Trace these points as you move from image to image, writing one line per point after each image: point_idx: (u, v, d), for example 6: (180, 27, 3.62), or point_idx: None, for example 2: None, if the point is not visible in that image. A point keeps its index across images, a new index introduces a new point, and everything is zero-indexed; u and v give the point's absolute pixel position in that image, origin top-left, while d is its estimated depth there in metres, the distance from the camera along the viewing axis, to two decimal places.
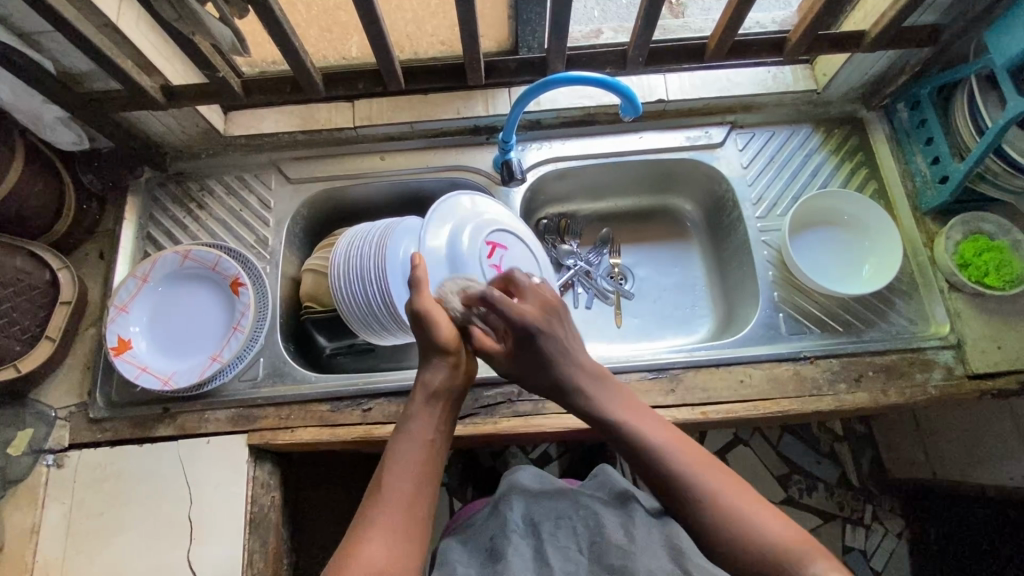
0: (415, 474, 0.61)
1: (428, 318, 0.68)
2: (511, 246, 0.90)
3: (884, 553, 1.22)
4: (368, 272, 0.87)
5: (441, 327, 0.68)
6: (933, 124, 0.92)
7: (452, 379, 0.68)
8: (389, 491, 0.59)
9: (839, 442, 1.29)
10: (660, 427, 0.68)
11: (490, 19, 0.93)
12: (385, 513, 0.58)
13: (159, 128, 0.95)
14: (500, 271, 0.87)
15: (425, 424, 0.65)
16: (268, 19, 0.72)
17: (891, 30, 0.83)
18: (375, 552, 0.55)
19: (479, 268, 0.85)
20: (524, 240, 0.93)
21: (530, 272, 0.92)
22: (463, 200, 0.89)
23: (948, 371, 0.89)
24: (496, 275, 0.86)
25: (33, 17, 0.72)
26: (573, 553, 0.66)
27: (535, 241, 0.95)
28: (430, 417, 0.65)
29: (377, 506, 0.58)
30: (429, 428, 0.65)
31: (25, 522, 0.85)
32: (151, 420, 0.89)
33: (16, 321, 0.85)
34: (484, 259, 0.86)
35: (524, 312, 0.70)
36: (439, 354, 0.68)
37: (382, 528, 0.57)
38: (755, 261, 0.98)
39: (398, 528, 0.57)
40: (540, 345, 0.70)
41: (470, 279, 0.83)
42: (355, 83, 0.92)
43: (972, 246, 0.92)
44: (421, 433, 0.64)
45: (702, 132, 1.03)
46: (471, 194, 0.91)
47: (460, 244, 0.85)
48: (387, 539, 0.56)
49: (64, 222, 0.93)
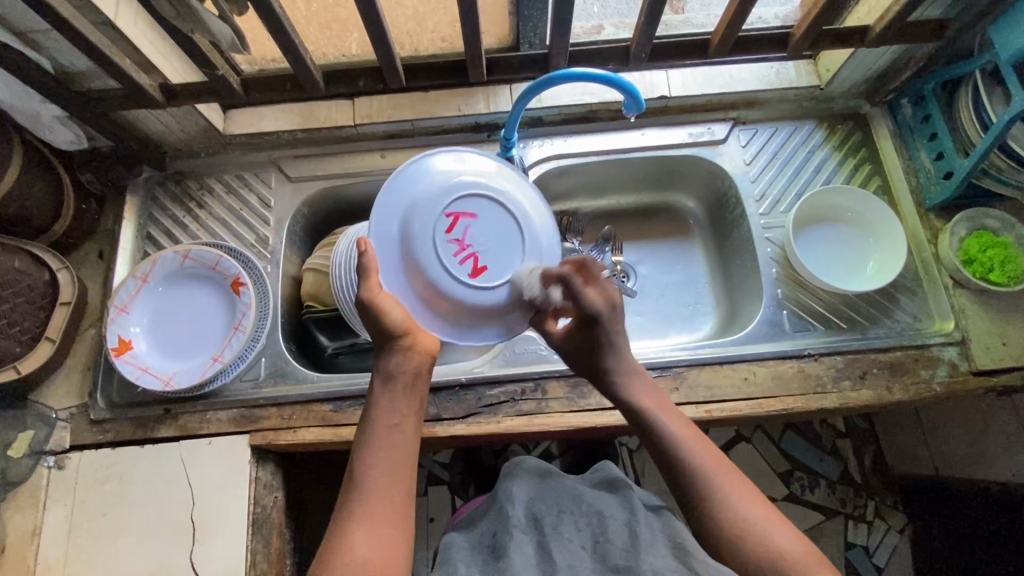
0: (386, 462, 0.60)
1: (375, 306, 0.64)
2: (483, 213, 0.73)
3: (886, 549, 1.22)
4: (355, 275, 0.83)
5: (391, 315, 0.65)
6: (936, 120, 0.91)
7: (413, 365, 0.65)
8: (365, 482, 0.59)
9: (842, 438, 1.28)
10: (681, 423, 0.69)
11: (491, 14, 0.92)
12: (363, 504, 0.58)
13: (158, 127, 0.95)
14: (464, 245, 0.71)
15: (390, 409, 0.64)
16: (268, 16, 0.72)
17: (895, 25, 0.82)
18: (359, 544, 0.55)
19: (433, 247, 0.70)
20: (511, 211, 0.74)
21: (507, 244, 0.73)
22: (431, 161, 0.73)
23: (953, 368, 0.88)
24: (456, 252, 0.71)
25: (30, 15, 0.71)
26: (575, 547, 0.65)
27: (527, 212, 0.75)
28: (394, 402, 0.64)
29: (356, 499, 0.58)
30: (395, 414, 0.64)
31: (26, 524, 0.84)
32: (152, 421, 0.89)
33: (15, 322, 0.84)
34: (442, 236, 0.70)
35: (591, 300, 0.72)
36: (391, 340, 0.65)
37: (362, 521, 0.57)
38: (758, 258, 0.97)
39: (379, 520, 0.57)
40: (599, 334, 0.74)
41: (424, 258, 0.69)
42: (355, 80, 0.92)
43: (977, 242, 0.91)
44: (387, 419, 0.63)
45: (704, 129, 1.03)
46: (444, 154, 0.74)
47: (415, 215, 0.70)
48: (369, 531, 0.56)
49: (62, 223, 0.92)
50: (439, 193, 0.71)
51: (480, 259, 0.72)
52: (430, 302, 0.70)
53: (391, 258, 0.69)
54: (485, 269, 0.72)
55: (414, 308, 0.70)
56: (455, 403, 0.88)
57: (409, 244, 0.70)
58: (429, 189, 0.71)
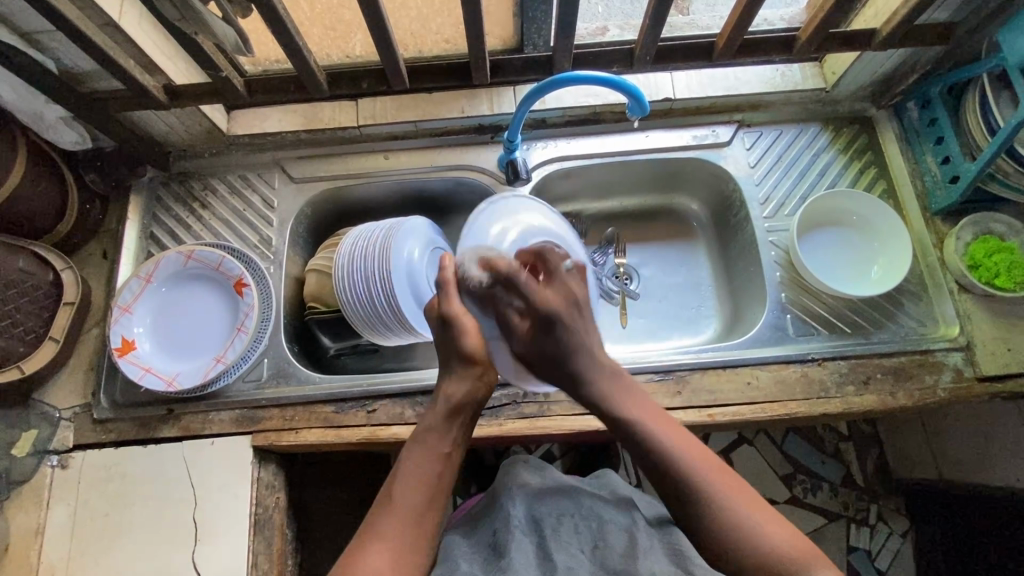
0: (426, 485, 0.62)
1: (456, 322, 0.68)
2: None
3: (888, 553, 1.22)
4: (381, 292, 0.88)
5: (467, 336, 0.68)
6: (943, 124, 0.91)
7: (476, 395, 0.68)
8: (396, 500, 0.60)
9: (844, 442, 1.28)
10: (663, 424, 0.66)
11: (495, 16, 0.91)
12: (392, 520, 0.59)
13: (163, 127, 0.95)
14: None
15: (444, 437, 0.66)
16: (271, 18, 0.72)
17: (902, 28, 0.82)
18: (382, 558, 0.56)
19: None
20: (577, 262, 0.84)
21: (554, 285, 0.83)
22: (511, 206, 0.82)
23: (957, 373, 0.88)
24: None
25: (35, 16, 0.72)
26: (575, 550, 0.66)
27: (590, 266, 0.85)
28: (450, 429, 0.66)
29: (389, 513, 0.60)
30: (448, 440, 0.66)
31: (29, 523, 0.84)
32: (155, 421, 0.89)
33: (20, 322, 0.83)
34: None
35: (545, 297, 0.68)
36: (462, 364, 0.68)
37: (387, 537, 0.58)
38: (762, 262, 0.97)
39: (403, 537, 0.58)
40: (558, 332, 0.67)
41: None
42: (358, 82, 0.91)
43: (983, 247, 0.90)
44: (438, 444, 0.65)
45: (708, 131, 1.02)
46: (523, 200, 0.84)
47: (497, 249, 0.78)
48: (393, 547, 0.57)
49: (66, 223, 0.92)
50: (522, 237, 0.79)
51: None
52: None
53: (469, 289, 0.76)
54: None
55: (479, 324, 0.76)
56: None
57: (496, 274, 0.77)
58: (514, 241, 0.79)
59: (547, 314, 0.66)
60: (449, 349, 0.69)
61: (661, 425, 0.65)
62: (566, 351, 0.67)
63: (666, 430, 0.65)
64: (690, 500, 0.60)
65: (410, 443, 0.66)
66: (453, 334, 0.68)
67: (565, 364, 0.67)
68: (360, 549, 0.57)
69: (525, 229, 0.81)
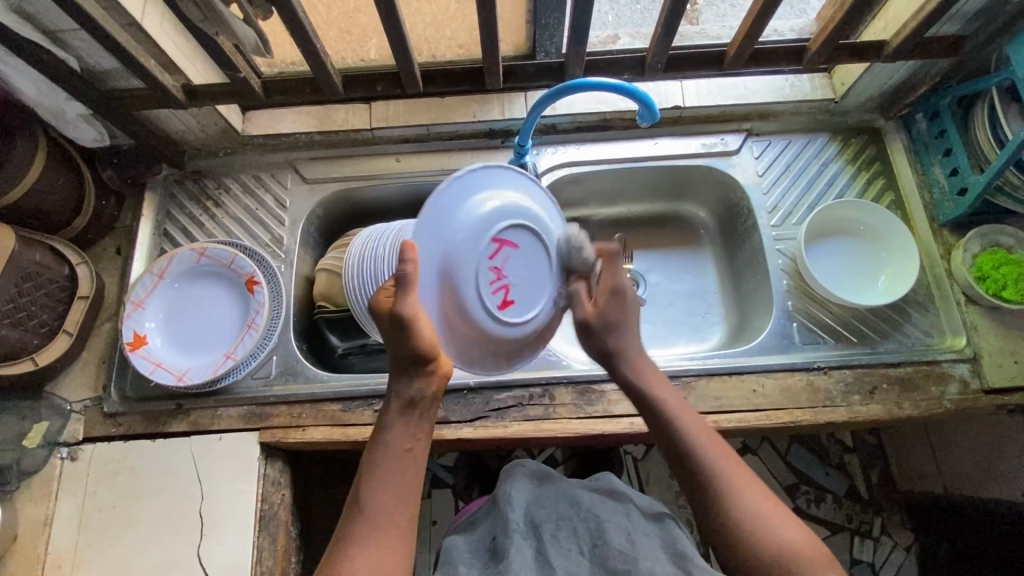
0: (390, 490, 0.62)
1: (410, 324, 0.62)
2: (523, 245, 0.74)
3: (892, 566, 1.21)
4: None
5: (425, 336, 0.63)
6: (952, 135, 0.92)
7: (433, 387, 0.66)
8: (368, 505, 0.61)
9: (849, 453, 1.28)
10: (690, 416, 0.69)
11: (508, 22, 0.93)
12: (363, 528, 0.60)
13: (179, 127, 0.97)
14: (501, 275, 0.72)
15: (405, 434, 0.65)
16: (291, 21, 0.73)
17: (912, 40, 0.83)
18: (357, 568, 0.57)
19: (474, 273, 0.70)
20: (542, 241, 0.76)
21: (537, 279, 0.76)
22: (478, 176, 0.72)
23: (964, 384, 0.88)
24: (493, 280, 0.71)
25: (59, 15, 0.73)
26: (573, 553, 0.67)
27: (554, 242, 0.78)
28: (407, 426, 0.65)
29: (358, 522, 0.60)
30: (407, 437, 0.65)
31: (37, 514, 0.85)
32: (164, 415, 0.90)
33: (35, 315, 0.85)
34: (485, 260, 0.71)
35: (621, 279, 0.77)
36: (415, 363, 0.64)
37: (365, 544, 0.59)
38: (769, 270, 0.97)
39: (380, 541, 0.59)
40: (621, 309, 0.76)
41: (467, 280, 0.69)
42: (373, 85, 0.93)
43: (989, 259, 0.91)
44: (398, 445, 0.64)
45: (717, 140, 1.03)
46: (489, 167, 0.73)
47: (461, 237, 0.69)
48: (368, 554, 0.58)
49: (82, 218, 0.94)
50: (484, 223, 0.70)
51: (512, 289, 0.73)
52: (456, 322, 0.70)
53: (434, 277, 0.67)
54: (514, 304, 0.74)
55: (452, 311, 0.69)
56: (463, 406, 0.89)
57: (461, 263, 0.69)
58: (476, 216, 0.70)
59: (618, 286, 0.76)
60: (403, 350, 0.64)
61: (693, 420, 0.68)
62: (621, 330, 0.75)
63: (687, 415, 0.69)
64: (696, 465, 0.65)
65: (372, 444, 0.65)
66: (400, 336, 0.63)
67: (611, 336, 0.75)
68: (337, 560, 0.58)
69: (495, 209, 0.72)
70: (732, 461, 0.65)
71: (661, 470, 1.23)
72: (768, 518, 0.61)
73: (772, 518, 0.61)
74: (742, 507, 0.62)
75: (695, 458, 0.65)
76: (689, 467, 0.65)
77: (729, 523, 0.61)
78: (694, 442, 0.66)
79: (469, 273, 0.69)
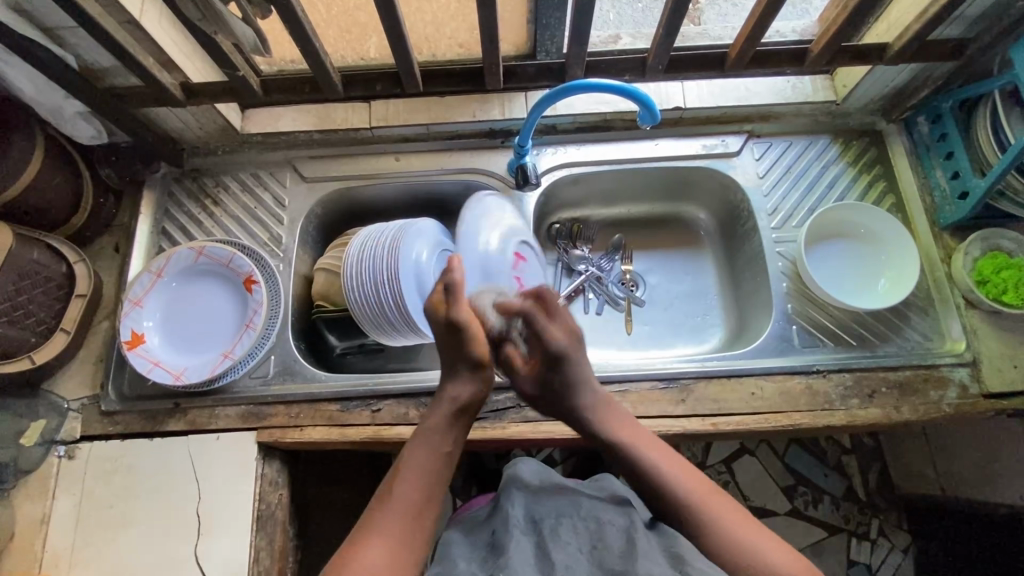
0: (422, 488, 0.63)
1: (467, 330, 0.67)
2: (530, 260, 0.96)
3: (889, 568, 1.21)
4: (390, 302, 0.89)
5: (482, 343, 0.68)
6: (953, 138, 0.91)
7: (480, 394, 0.69)
8: (396, 496, 0.62)
9: (847, 455, 1.28)
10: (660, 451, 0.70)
11: (509, 21, 0.92)
12: (387, 517, 0.61)
13: (178, 124, 0.96)
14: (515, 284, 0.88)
15: (444, 437, 0.67)
16: (290, 19, 0.72)
17: (915, 43, 0.82)
18: (372, 556, 0.58)
19: (507, 276, 0.90)
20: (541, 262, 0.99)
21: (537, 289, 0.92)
22: (496, 205, 0.94)
23: (963, 389, 0.88)
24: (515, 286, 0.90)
25: (57, 13, 0.73)
26: (573, 550, 0.67)
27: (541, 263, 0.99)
28: (452, 428, 0.67)
29: (383, 510, 0.62)
30: (448, 440, 0.67)
31: (34, 512, 0.85)
32: (162, 414, 0.90)
33: (32, 313, 0.84)
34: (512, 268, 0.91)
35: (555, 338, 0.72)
36: (469, 367, 0.69)
37: (386, 533, 0.60)
38: (769, 272, 0.97)
39: (401, 535, 0.60)
40: (564, 373, 0.72)
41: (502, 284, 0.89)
42: (373, 84, 0.92)
43: (991, 263, 0.90)
44: (439, 446, 0.66)
45: (718, 141, 1.03)
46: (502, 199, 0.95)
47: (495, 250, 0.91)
48: (385, 544, 0.59)
49: (80, 216, 0.94)
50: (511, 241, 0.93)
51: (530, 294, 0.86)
52: None
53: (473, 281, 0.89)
54: None
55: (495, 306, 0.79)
56: None
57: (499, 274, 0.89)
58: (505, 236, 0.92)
59: (557, 352, 0.71)
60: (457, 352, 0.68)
61: (640, 441, 0.70)
62: (569, 386, 0.73)
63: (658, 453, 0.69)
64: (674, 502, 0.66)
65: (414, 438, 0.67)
66: (454, 340, 0.67)
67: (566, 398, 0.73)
68: (355, 543, 0.60)
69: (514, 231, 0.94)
70: (684, 473, 0.68)
71: None
72: (722, 525, 0.64)
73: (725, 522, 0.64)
74: (693, 517, 0.65)
75: (645, 478, 0.67)
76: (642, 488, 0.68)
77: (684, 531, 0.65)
78: (643, 462, 0.68)
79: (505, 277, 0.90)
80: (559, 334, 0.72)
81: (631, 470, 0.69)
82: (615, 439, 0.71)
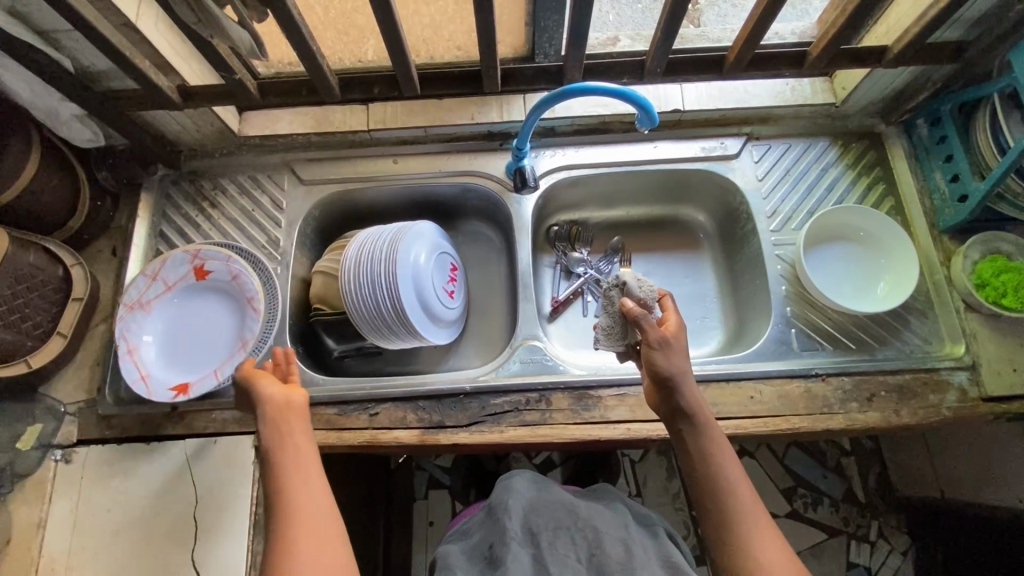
0: (301, 502, 0.62)
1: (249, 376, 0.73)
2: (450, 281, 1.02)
3: (889, 570, 1.21)
4: (388, 309, 0.90)
5: (263, 381, 0.72)
6: (952, 141, 0.91)
7: (286, 410, 0.70)
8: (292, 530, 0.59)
9: (846, 457, 1.28)
10: (742, 482, 0.66)
11: (508, 23, 0.92)
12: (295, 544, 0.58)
13: (175, 127, 0.96)
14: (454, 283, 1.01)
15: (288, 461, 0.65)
16: (286, 23, 0.72)
17: (914, 46, 0.82)
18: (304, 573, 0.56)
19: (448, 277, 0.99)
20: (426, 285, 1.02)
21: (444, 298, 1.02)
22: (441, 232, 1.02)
23: (963, 393, 0.87)
24: (450, 284, 1.00)
25: (53, 15, 0.72)
26: (571, 562, 0.67)
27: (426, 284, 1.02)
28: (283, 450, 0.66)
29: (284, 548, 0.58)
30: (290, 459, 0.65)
31: (31, 516, 0.85)
32: (159, 417, 0.90)
33: (30, 316, 0.84)
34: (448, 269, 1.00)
35: (670, 318, 0.75)
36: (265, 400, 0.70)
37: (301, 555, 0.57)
38: (768, 276, 0.97)
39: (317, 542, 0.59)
40: (682, 350, 0.72)
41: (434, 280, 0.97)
42: (370, 87, 0.91)
43: (991, 266, 0.90)
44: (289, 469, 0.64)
45: (717, 143, 1.03)
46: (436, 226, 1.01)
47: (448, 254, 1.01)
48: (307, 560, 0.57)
49: (77, 218, 0.93)
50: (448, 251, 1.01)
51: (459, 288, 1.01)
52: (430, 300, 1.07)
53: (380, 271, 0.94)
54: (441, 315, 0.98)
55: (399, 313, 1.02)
56: (459, 411, 0.89)
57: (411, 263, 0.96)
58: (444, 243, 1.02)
59: (679, 328, 0.74)
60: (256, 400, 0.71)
61: (731, 462, 0.67)
62: (685, 373, 0.71)
63: (740, 484, 0.66)
64: (734, 531, 0.63)
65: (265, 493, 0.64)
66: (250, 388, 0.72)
67: (677, 395, 0.70)
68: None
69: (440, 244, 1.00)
70: (755, 508, 0.65)
71: (658, 473, 1.23)
72: (771, 564, 0.61)
73: (773, 561, 0.61)
74: (737, 536, 0.63)
75: (723, 493, 0.65)
76: (710, 498, 0.65)
77: (731, 555, 0.62)
78: (728, 481, 0.66)
79: (444, 276, 0.98)
80: (674, 317, 0.76)
81: (705, 486, 0.66)
82: (704, 452, 0.68)
